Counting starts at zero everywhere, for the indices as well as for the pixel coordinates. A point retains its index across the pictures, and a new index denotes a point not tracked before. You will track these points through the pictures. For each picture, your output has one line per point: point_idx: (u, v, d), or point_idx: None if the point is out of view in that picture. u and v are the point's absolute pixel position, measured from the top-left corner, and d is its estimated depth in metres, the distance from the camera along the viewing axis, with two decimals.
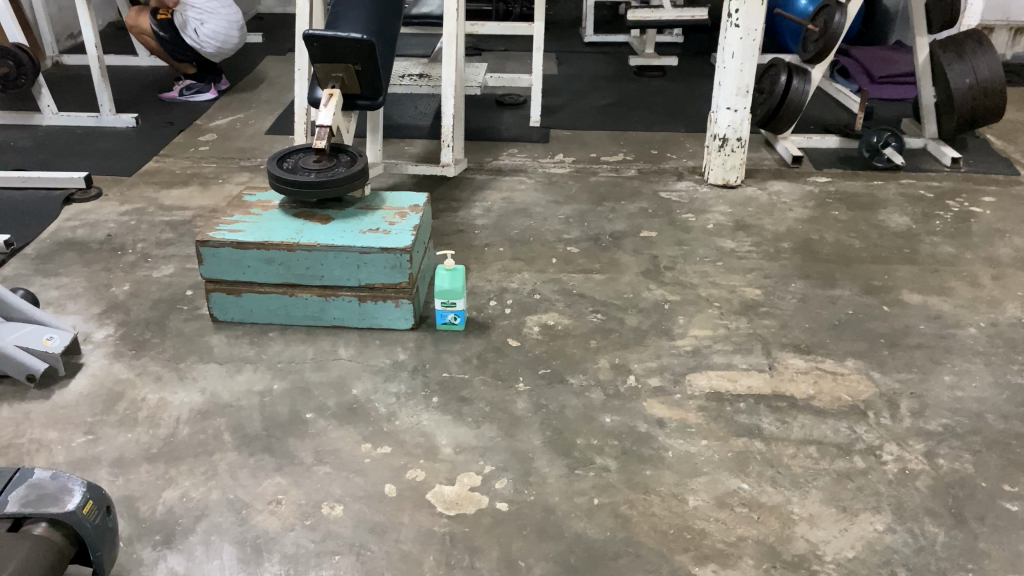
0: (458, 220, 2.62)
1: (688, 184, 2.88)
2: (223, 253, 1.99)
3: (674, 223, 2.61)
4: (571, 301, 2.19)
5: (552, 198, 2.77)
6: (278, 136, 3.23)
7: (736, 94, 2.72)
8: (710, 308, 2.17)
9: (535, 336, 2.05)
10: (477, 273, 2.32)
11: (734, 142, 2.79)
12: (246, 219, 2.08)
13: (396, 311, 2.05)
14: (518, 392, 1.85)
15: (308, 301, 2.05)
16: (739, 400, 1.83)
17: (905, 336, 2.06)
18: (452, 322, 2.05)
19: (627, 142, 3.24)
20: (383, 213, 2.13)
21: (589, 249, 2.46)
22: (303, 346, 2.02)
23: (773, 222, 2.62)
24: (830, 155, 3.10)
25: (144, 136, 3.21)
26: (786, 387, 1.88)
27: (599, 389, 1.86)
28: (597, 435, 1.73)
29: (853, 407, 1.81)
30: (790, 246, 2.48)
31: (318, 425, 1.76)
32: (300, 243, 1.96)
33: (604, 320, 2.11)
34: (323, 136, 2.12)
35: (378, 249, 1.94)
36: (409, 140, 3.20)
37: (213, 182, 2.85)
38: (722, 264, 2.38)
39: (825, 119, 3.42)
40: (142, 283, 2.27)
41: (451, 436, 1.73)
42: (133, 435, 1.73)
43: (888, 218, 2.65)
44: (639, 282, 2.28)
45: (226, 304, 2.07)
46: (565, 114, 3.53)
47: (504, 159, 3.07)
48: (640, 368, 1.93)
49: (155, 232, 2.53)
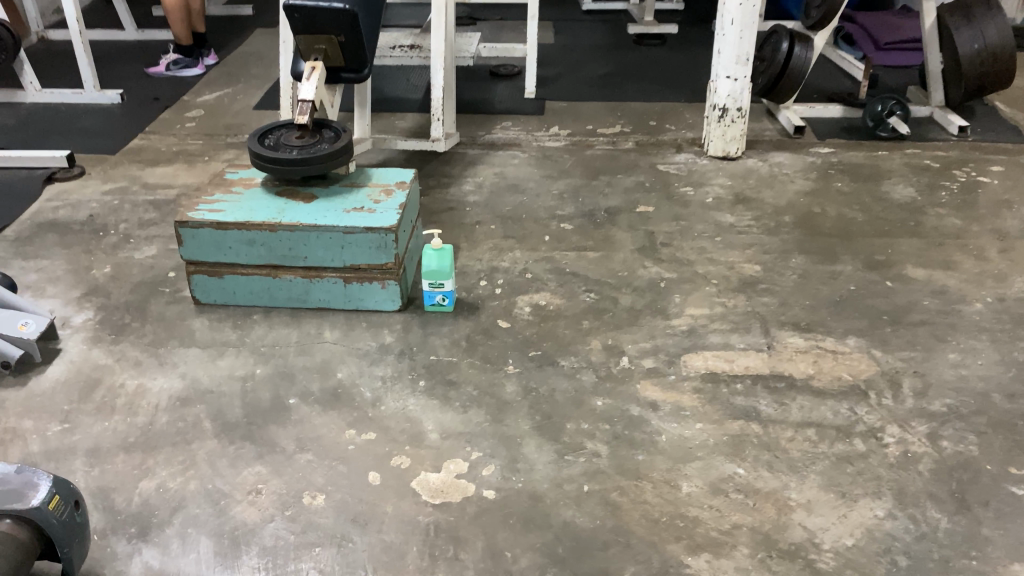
0: (449, 197, 2.55)
1: (686, 157, 2.80)
2: (202, 233, 1.92)
3: (671, 197, 2.54)
4: (563, 281, 2.13)
5: (546, 173, 2.70)
6: (266, 112, 3.15)
7: (735, 62, 2.63)
8: (707, 286, 2.10)
9: (526, 317, 1.99)
10: (467, 253, 2.25)
11: (734, 113, 2.70)
12: (226, 198, 2.02)
13: (382, 293, 1.99)
14: (507, 376, 1.80)
15: (292, 283, 1.99)
16: (735, 381, 1.77)
17: (907, 313, 1.99)
18: (441, 303, 2.00)
19: (624, 113, 3.15)
20: (368, 190, 2.06)
21: (583, 226, 2.39)
22: (287, 329, 1.96)
23: (773, 196, 2.54)
24: (832, 124, 3.01)
25: (130, 113, 3.13)
26: (785, 367, 1.81)
27: (591, 371, 1.80)
28: (588, 419, 1.67)
29: (853, 387, 1.75)
30: (790, 220, 2.40)
31: (301, 411, 1.71)
32: (281, 223, 1.90)
33: (597, 300, 2.05)
34: (306, 111, 2.05)
35: (362, 229, 1.88)
36: (400, 114, 3.12)
37: (198, 160, 2.78)
38: (720, 239, 2.31)
39: (828, 86, 3.32)
40: (123, 265, 2.21)
41: (437, 421, 1.67)
42: (111, 423, 1.68)
43: (892, 189, 2.57)
44: (634, 260, 2.22)
45: (209, 286, 2.01)
46: (561, 85, 3.44)
47: (497, 133, 2.99)
48: (633, 349, 1.87)
49: (138, 212, 2.46)
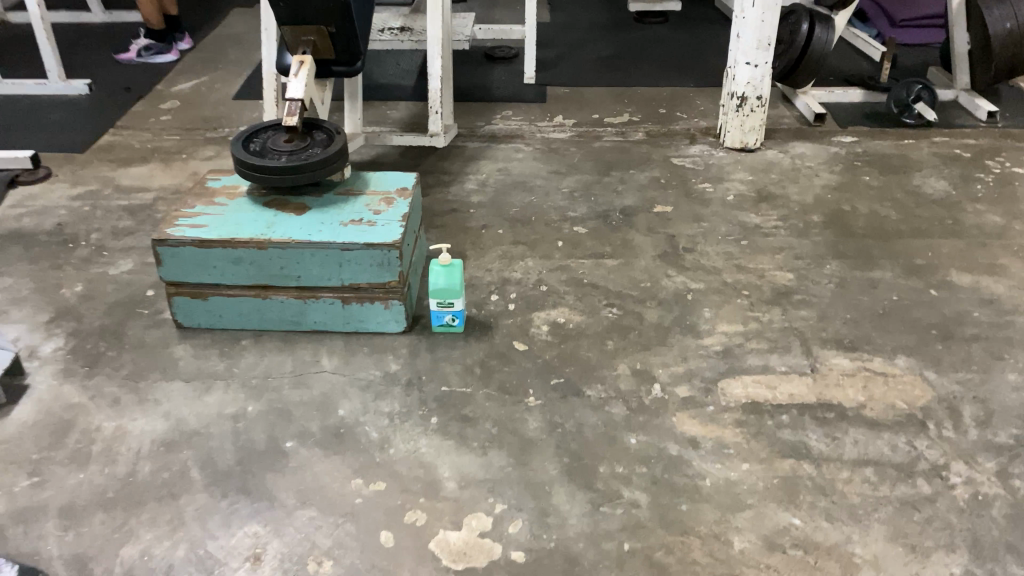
0: (450, 197, 2.36)
1: (701, 148, 2.62)
2: (183, 252, 1.73)
3: (690, 195, 2.36)
4: (581, 293, 1.95)
5: (553, 169, 2.51)
6: (247, 102, 2.93)
7: (756, 48, 2.43)
8: (738, 298, 1.93)
9: (544, 338, 1.81)
10: (474, 263, 2.07)
11: (754, 101, 2.52)
12: (209, 211, 1.82)
13: (385, 313, 1.80)
14: (528, 409, 1.62)
15: (284, 305, 1.80)
16: (780, 412, 1.61)
17: (958, 327, 1.83)
18: (450, 324, 1.81)
19: (631, 100, 2.96)
20: (366, 198, 1.87)
21: (598, 229, 2.20)
22: (280, 356, 1.77)
23: (798, 191, 2.37)
24: (853, 110, 2.83)
25: (99, 105, 2.89)
26: (833, 394, 1.65)
27: (621, 402, 1.63)
28: (622, 461, 1.49)
29: (909, 417, 1.59)
30: (820, 219, 2.23)
31: (301, 456, 1.53)
32: (271, 239, 1.71)
33: (620, 316, 1.87)
34: (295, 111, 1.85)
35: (362, 245, 1.70)
36: (392, 103, 2.91)
37: (175, 158, 2.57)
38: (747, 243, 2.13)
39: (845, 67, 3.14)
40: (96, 282, 2.00)
41: (454, 467, 1.50)
42: (86, 475, 1.49)
43: (924, 182, 2.40)
44: (657, 268, 2.04)
45: (191, 309, 1.82)
46: (562, 68, 3.24)
47: (498, 123, 2.79)
48: (665, 375, 1.70)
49: (112, 220, 2.25)
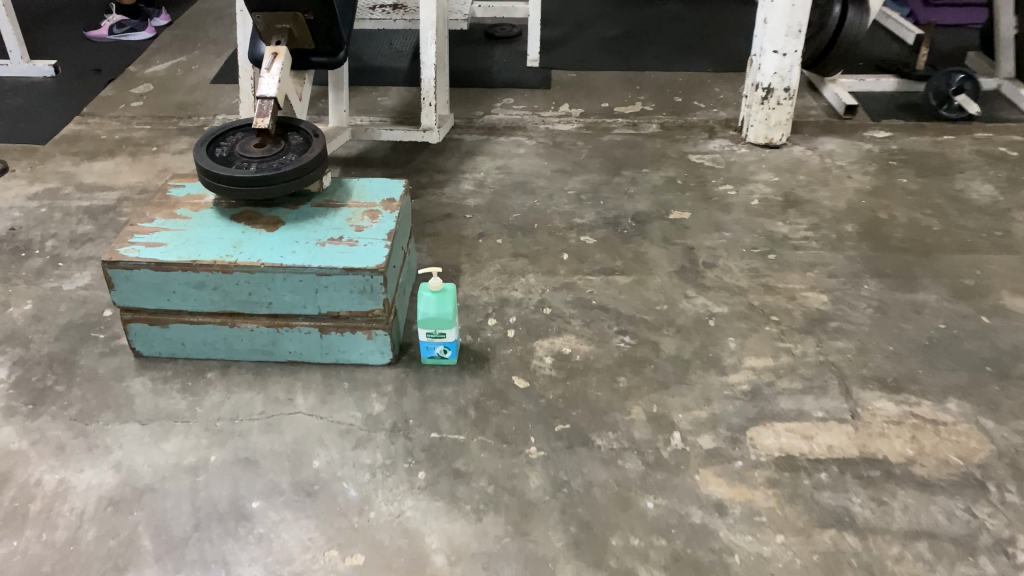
0: (444, 200, 2.14)
1: (720, 144, 2.39)
2: (139, 276, 1.52)
3: (709, 199, 2.14)
4: (590, 318, 1.74)
5: (558, 167, 2.29)
6: (226, 87, 2.70)
7: (784, 35, 2.19)
8: (766, 325, 1.72)
9: (548, 372, 1.61)
10: (470, 280, 1.86)
11: (780, 93, 2.29)
12: (169, 226, 1.61)
13: (368, 344, 1.59)
14: (530, 463, 1.42)
15: (254, 333, 1.59)
16: (818, 469, 1.41)
17: (1015, 363, 1.62)
18: (442, 355, 1.61)
19: (643, 86, 2.72)
20: (348, 212, 1.65)
21: (608, 239, 1.99)
22: (250, 393, 1.57)
23: (829, 195, 2.14)
24: (885, 101, 2.60)
25: (64, 89, 2.66)
26: (877, 447, 1.45)
27: (635, 455, 1.43)
28: (637, 531, 1.30)
29: (965, 477, 1.39)
30: (854, 229, 2.01)
31: (268, 520, 1.33)
32: (237, 262, 1.50)
33: (633, 346, 1.67)
34: (267, 112, 1.64)
35: (341, 269, 1.49)
36: (383, 88, 2.67)
37: (145, 152, 2.34)
38: (774, 257, 1.92)
39: (875, 51, 2.90)
40: (48, 300, 1.79)
41: (444, 536, 1.30)
42: (20, 542, 1.29)
43: (968, 186, 2.18)
44: (674, 286, 1.83)
45: (150, 336, 1.61)
46: (567, 49, 2.99)
47: (498, 113, 2.56)
48: (685, 421, 1.50)
49: (70, 224, 2.04)
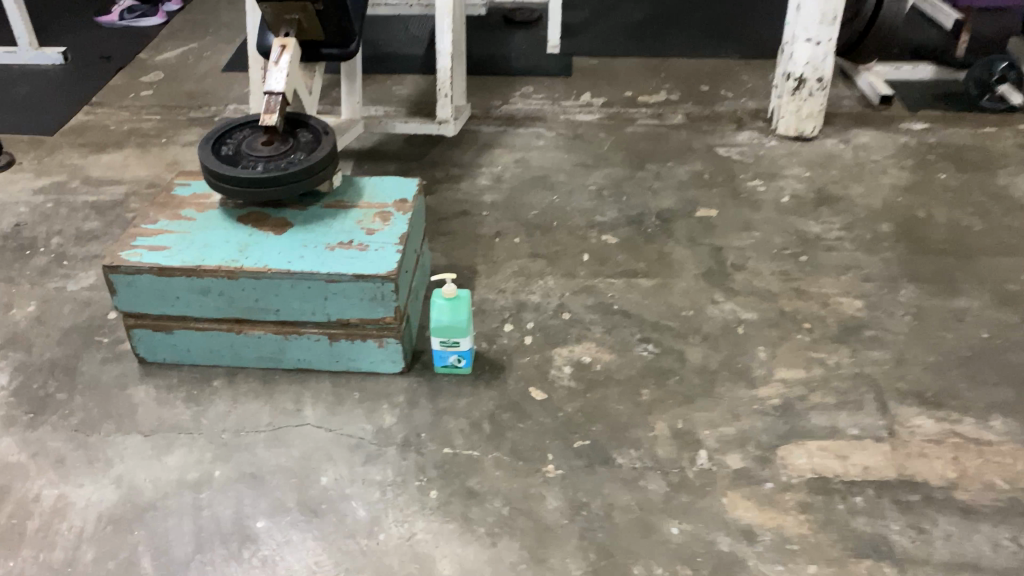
0: (461, 196, 2.06)
1: (749, 136, 2.29)
2: (141, 281, 1.45)
3: (737, 195, 2.04)
4: (611, 324, 1.66)
5: (579, 160, 2.20)
6: (238, 76, 2.63)
7: (818, 22, 2.08)
8: (798, 333, 1.63)
9: (567, 383, 1.53)
10: (486, 282, 1.79)
11: (813, 84, 2.19)
12: (174, 227, 1.54)
13: (379, 353, 1.52)
14: (547, 482, 1.34)
15: (261, 340, 1.53)
16: (853, 493, 1.33)
17: None
18: (455, 364, 1.54)
19: (668, 74, 2.62)
20: (359, 213, 1.58)
21: (631, 238, 1.91)
22: (256, 403, 1.50)
23: (864, 192, 2.04)
24: (923, 90, 2.48)
25: (73, 77, 2.60)
26: (916, 468, 1.36)
27: (659, 475, 1.35)
28: (661, 560, 1.22)
29: (1012, 504, 1.31)
30: (890, 230, 1.91)
31: (273, 542, 1.27)
32: (242, 268, 1.43)
33: (657, 355, 1.59)
34: (275, 108, 1.56)
35: (351, 276, 1.42)
36: (398, 77, 2.59)
37: (154, 144, 2.28)
38: (806, 259, 1.83)
39: (911, 37, 2.77)
40: (51, 301, 1.74)
41: (456, 562, 1.23)
42: (17, 563, 1.24)
43: (1011, 183, 2.07)
44: (700, 290, 1.75)
45: (154, 342, 1.55)
46: (589, 35, 2.89)
47: (517, 102, 2.47)
48: (712, 438, 1.42)
49: (76, 220, 1.98)
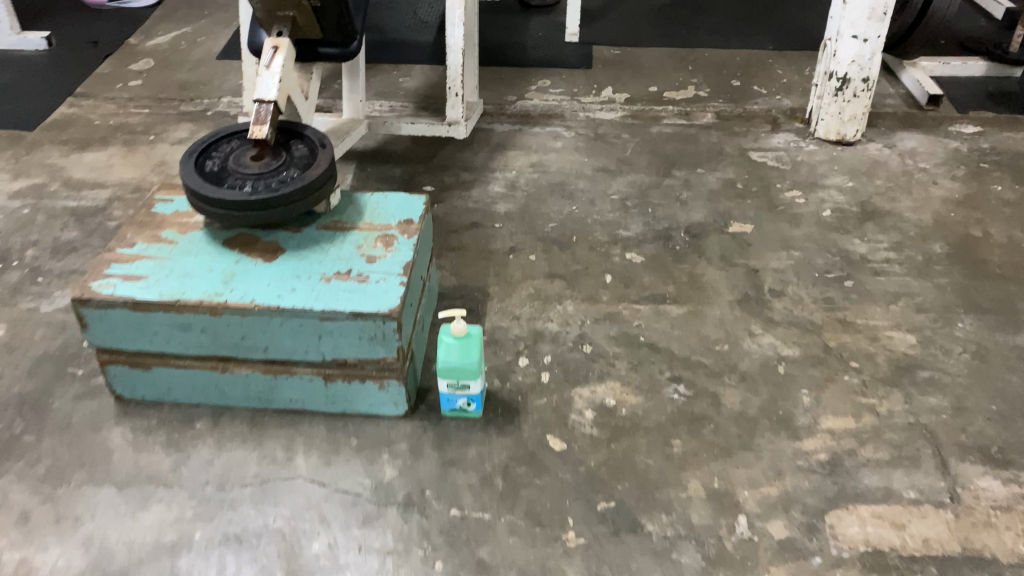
0: (472, 205, 1.90)
1: (785, 139, 2.11)
2: (114, 315, 1.30)
3: (774, 208, 1.87)
4: (637, 360, 1.50)
5: (600, 164, 2.02)
6: (234, 65, 2.45)
7: (867, 17, 1.90)
8: (845, 374, 1.47)
9: (589, 430, 1.38)
10: (499, 306, 1.62)
11: (858, 84, 2.00)
12: (152, 252, 1.38)
13: (380, 395, 1.37)
14: (567, 553, 1.19)
15: (249, 380, 1.38)
16: (914, 570, 1.16)
17: None
18: (465, 408, 1.38)
19: (696, 66, 2.43)
20: (358, 237, 1.42)
21: (658, 257, 1.74)
22: (244, 451, 1.35)
23: (912, 207, 1.87)
24: (973, 88, 2.29)
25: (58, 65, 2.43)
26: (985, 541, 1.20)
27: (692, 547, 1.20)
28: None
29: None
30: (944, 251, 1.74)
31: None
32: (226, 303, 1.28)
33: (689, 399, 1.43)
34: (265, 119, 1.39)
35: (348, 314, 1.26)
36: (406, 67, 2.41)
37: (141, 142, 2.12)
38: (852, 285, 1.66)
39: (959, 28, 2.58)
40: (24, 325, 1.58)
41: None
42: None
43: None
44: (734, 320, 1.58)
45: (131, 380, 1.40)
46: (611, 21, 2.70)
47: (533, 97, 2.29)
48: (752, 501, 1.26)
49: (54, 229, 1.82)
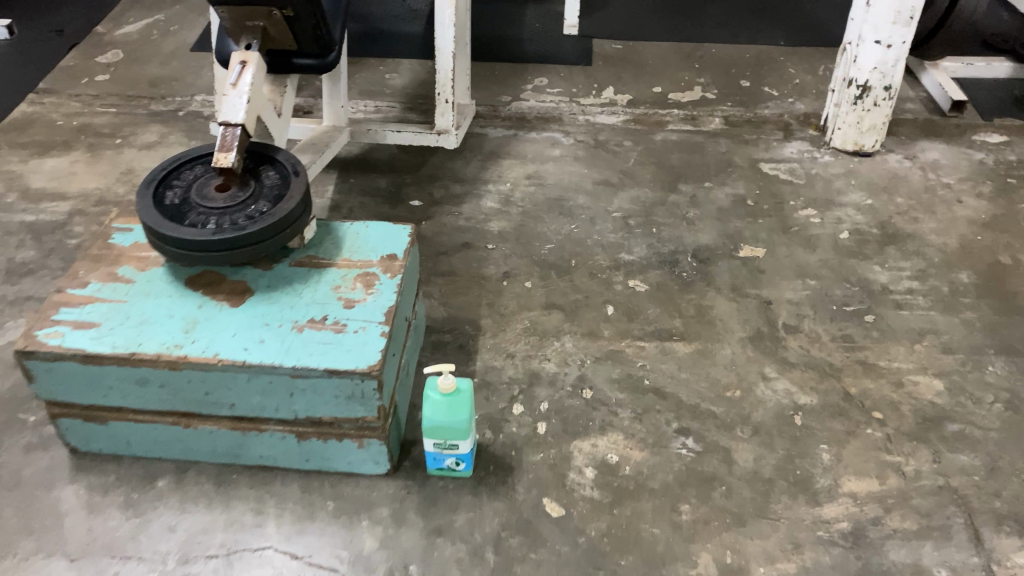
0: (463, 223, 1.76)
1: (798, 148, 1.97)
2: (63, 368, 1.17)
3: (788, 229, 1.74)
4: (641, 408, 1.38)
5: (601, 177, 1.88)
6: (208, 59, 2.29)
7: (892, 22, 1.75)
8: (868, 426, 1.35)
9: (589, 491, 1.26)
10: (491, 342, 1.49)
11: (879, 92, 1.86)
12: (107, 293, 1.25)
13: (360, 453, 1.25)
14: None
15: (215, 435, 1.25)
16: None
17: None
18: (453, 467, 1.26)
19: (703, 64, 2.28)
20: (336, 276, 1.28)
21: (663, 285, 1.61)
22: (211, 514, 1.23)
23: (936, 228, 1.74)
24: (997, 92, 2.16)
25: (19, 57, 2.26)
26: None
27: None
28: None
29: None
30: (970, 280, 1.62)
31: None
32: (187, 357, 1.14)
33: (698, 455, 1.31)
34: (232, 144, 1.24)
35: (322, 371, 1.13)
36: (393, 62, 2.26)
37: (107, 146, 1.96)
38: (873, 320, 1.54)
39: (980, 24, 2.44)
40: None
41: None
42: None
43: None
44: (747, 361, 1.46)
45: (86, 433, 1.27)
46: (612, 12, 2.54)
47: (529, 98, 2.14)
48: None
49: (8, 248, 1.68)
